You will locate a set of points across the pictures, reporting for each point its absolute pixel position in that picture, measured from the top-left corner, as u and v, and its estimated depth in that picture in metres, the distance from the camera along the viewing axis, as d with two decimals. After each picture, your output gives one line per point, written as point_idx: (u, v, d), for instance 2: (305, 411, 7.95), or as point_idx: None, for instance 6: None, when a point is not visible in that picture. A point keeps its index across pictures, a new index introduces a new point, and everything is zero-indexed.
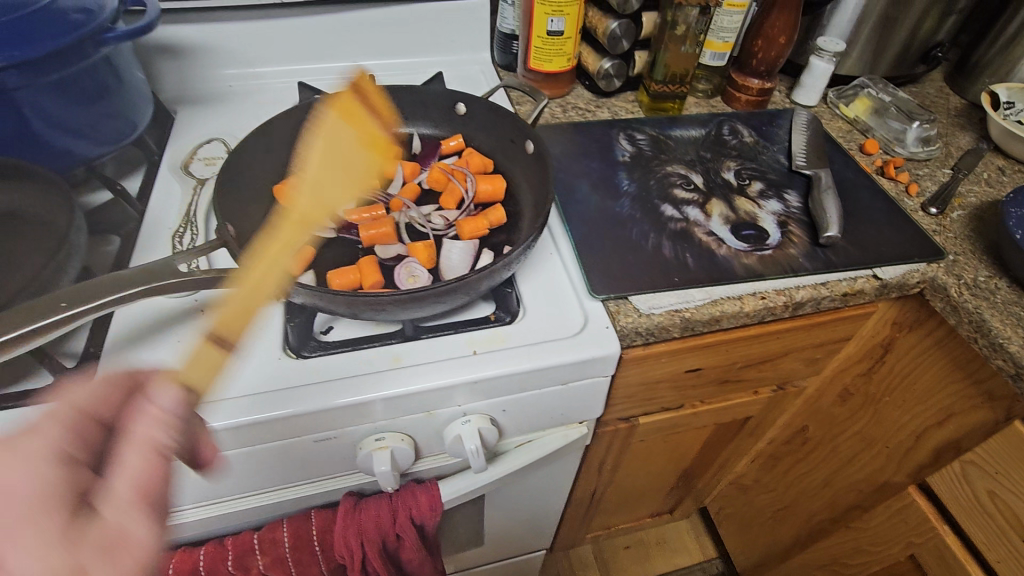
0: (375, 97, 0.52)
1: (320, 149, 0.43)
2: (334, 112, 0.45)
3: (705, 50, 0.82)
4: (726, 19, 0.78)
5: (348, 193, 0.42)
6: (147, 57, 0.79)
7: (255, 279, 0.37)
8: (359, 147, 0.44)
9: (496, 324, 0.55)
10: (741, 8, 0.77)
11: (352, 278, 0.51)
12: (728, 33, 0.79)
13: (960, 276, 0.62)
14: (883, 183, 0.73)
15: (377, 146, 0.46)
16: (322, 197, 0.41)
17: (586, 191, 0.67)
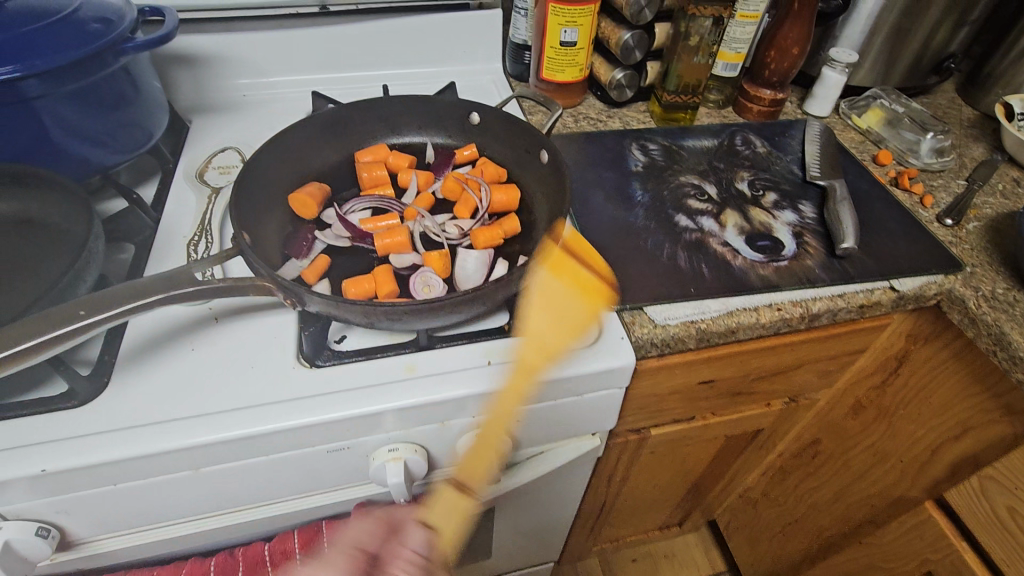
0: (586, 250, 0.61)
1: (540, 303, 0.56)
2: (547, 269, 0.57)
3: (717, 60, 0.82)
4: (738, 30, 0.78)
5: (558, 335, 0.53)
6: (161, 66, 0.79)
7: (494, 424, 0.54)
8: (574, 297, 0.56)
9: (511, 334, 0.54)
10: (754, 19, 0.77)
11: (368, 287, 0.51)
12: (741, 44, 0.80)
13: (979, 288, 0.61)
14: (897, 194, 0.73)
15: (591, 291, 0.57)
16: (548, 345, 0.53)
17: (599, 201, 0.67)
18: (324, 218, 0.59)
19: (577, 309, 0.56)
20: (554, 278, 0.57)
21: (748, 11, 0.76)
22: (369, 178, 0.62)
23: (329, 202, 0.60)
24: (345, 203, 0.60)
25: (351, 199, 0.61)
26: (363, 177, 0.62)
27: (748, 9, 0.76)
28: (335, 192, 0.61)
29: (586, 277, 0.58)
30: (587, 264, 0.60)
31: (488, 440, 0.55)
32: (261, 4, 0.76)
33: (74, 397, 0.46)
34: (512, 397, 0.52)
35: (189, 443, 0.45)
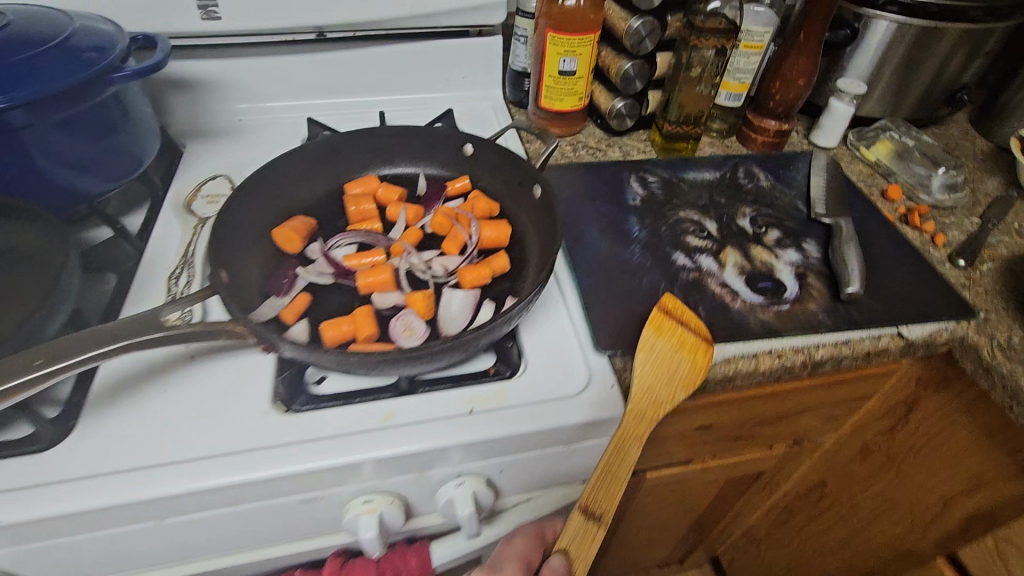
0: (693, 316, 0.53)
1: (644, 365, 0.50)
2: (650, 333, 0.52)
3: (720, 90, 0.80)
4: (742, 60, 0.76)
5: (673, 391, 0.50)
6: (157, 91, 0.79)
7: (617, 449, 0.49)
8: (677, 354, 0.51)
9: (495, 379, 0.53)
10: (758, 49, 0.75)
11: (345, 329, 0.49)
12: (745, 74, 0.78)
13: (993, 336, 0.58)
14: (907, 232, 0.70)
15: (695, 350, 0.51)
16: (663, 404, 0.49)
17: (594, 237, 0.65)
18: (307, 253, 0.57)
19: (687, 370, 0.50)
20: (656, 340, 0.51)
21: (752, 42, 0.74)
22: (357, 211, 0.60)
23: (315, 235, 0.59)
24: (330, 236, 0.59)
25: (337, 233, 0.59)
26: (351, 211, 0.61)
27: (751, 39, 0.74)
28: (320, 226, 0.60)
29: (685, 337, 0.51)
30: (683, 320, 0.52)
31: (618, 477, 0.49)
32: (257, 31, 0.76)
33: (39, 442, 0.45)
34: (631, 441, 0.49)
35: (153, 495, 0.43)
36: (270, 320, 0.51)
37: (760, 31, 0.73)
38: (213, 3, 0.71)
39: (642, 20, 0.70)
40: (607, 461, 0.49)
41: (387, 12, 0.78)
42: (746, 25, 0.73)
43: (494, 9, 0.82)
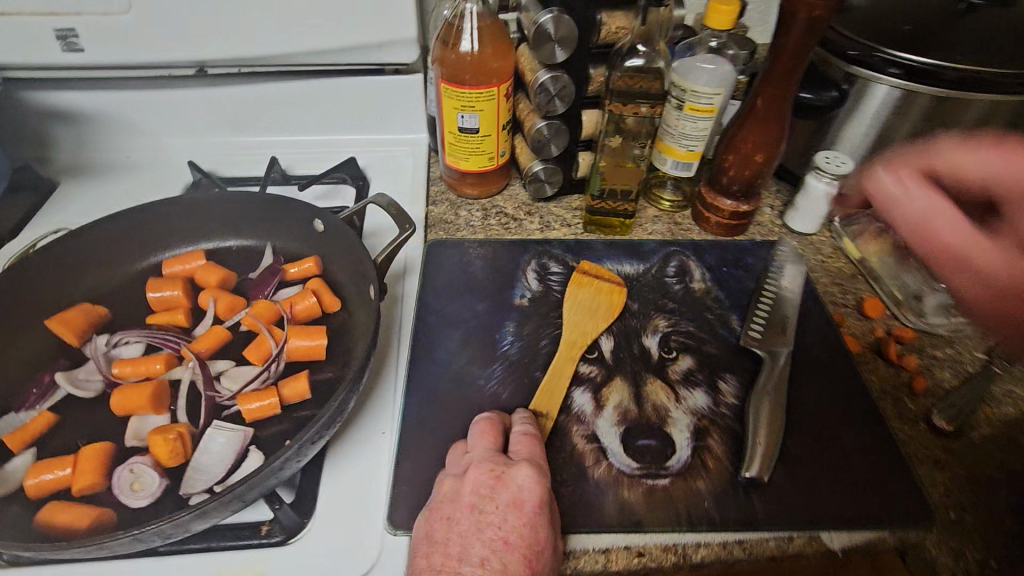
0: (607, 273, 0.58)
1: (569, 308, 0.54)
2: (571, 287, 0.56)
3: (665, 155, 0.63)
4: (689, 126, 0.59)
5: (597, 323, 0.53)
6: (38, 123, 0.73)
7: (556, 370, 0.50)
8: (598, 297, 0.55)
9: (259, 544, 0.41)
10: (708, 114, 0.58)
11: (59, 476, 0.39)
12: (694, 142, 0.60)
13: (961, 558, 0.41)
14: (876, 369, 0.53)
15: (613, 292, 0.55)
16: (590, 334, 0.52)
17: (451, 349, 0.52)
18: (83, 350, 0.48)
19: (607, 307, 0.55)
20: (578, 290, 0.56)
21: (699, 104, 0.57)
22: (159, 299, 0.51)
23: (104, 326, 0.50)
24: (119, 331, 0.49)
25: (128, 328, 0.50)
26: (151, 299, 0.51)
27: (697, 103, 0.57)
28: (118, 317, 0.51)
29: (602, 284, 0.56)
30: (598, 275, 0.57)
31: (559, 385, 0.49)
32: (129, 64, 0.67)
33: None
34: (566, 358, 0.51)
35: None
36: None
37: (708, 93, 0.56)
38: (73, 34, 0.63)
39: (551, 75, 0.55)
40: (548, 377, 0.49)
41: (275, 47, 0.67)
42: (690, 84, 0.57)
43: (406, 46, 0.70)
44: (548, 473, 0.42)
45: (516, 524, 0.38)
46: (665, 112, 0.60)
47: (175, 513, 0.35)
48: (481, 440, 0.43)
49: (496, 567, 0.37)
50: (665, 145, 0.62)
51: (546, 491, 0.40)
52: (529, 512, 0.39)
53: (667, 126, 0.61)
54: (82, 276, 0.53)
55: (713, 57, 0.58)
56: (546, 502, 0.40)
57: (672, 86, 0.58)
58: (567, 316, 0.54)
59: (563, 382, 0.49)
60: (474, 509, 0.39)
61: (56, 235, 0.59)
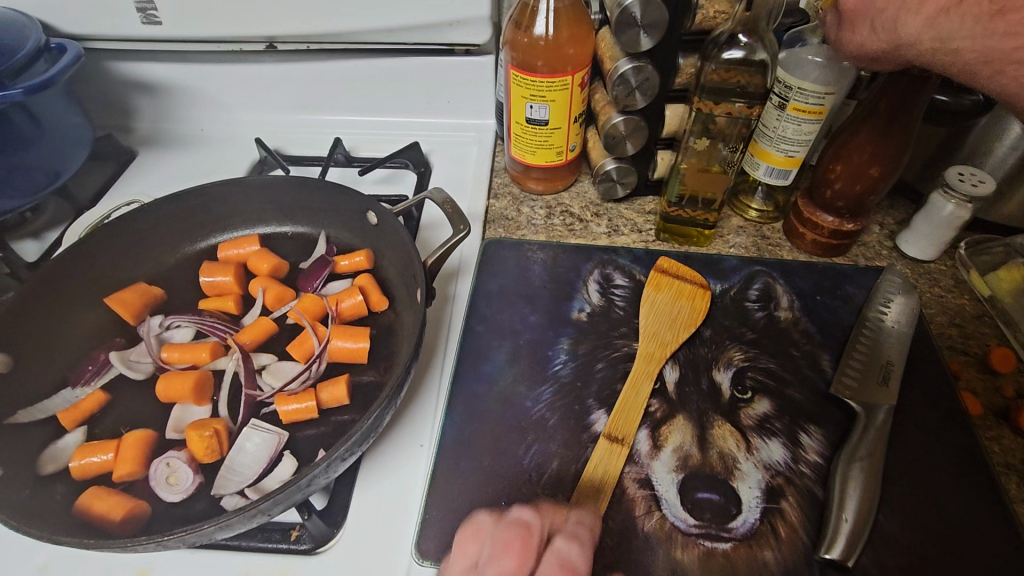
0: (690, 276, 0.53)
1: (647, 314, 0.50)
2: (648, 288, 0.52)
3: (759, 161, 0.55)
4: (790, 128, 0.51)
5: (676, 331, 0.49)
6: (122, 92, 0.75)
7: (632, 387, 0.46)
8: (678, 302, 0.51)
9: (287, 554, 0.40)
10: (815, 116, 0.49)
11: (103, 460, 0.39)
12: (794, 146, 0.52)
13: None
14: (1000, 438, 0.44)
15: (695, 296, 0.51)
16: (670, 344, 0.48)
17: (499, 363, 0.49)
18: (138, 330, 0.48)
19: (688, 313, 0.50)
20: (655, 294, 0.52)
21: (806, 104, 0.49)
22: (211, 284, 0.50)
23: (160, 308, 0.50)
24: (173, 314, 0.49)
25: (181, 312, 0.50)
26: (204, 283, 0.50)
27: (802, 103, 0.49)
28: (173, 298, 0.51)
29: (682, 286, 0.52)
30: (678, 274, 0.53)
31: (635, 405, 0.44)
32: (202, 37, 0.67)
33: None
34: (643, 373, 0.46)
35: None
36: (49, 419, 0.43)
37: (817, 92, 0.48)
38: (151, 6, 0.63)
39: (634, 66, 0.49)
40: (624, 395, 0.45)
41: (343, 25, 0.65)
42: (797, 81, 0.48)
43: (478, 26, 0.66)
44: None
45: None
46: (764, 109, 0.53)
47: (199, 524, 0.33)
48: (500, 558, 0.37)
49: None
50: (758, 148, 0.54)
51: None
52: None
53: (764, 127, 0.53)
54: (145, 253, 0.53)
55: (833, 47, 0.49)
56: None
57: (776, 80, 0.50)
58: (647, 320, 0.50)
59: (633, 417, 0.44)
60: None
61: (127, 208, 0.60)
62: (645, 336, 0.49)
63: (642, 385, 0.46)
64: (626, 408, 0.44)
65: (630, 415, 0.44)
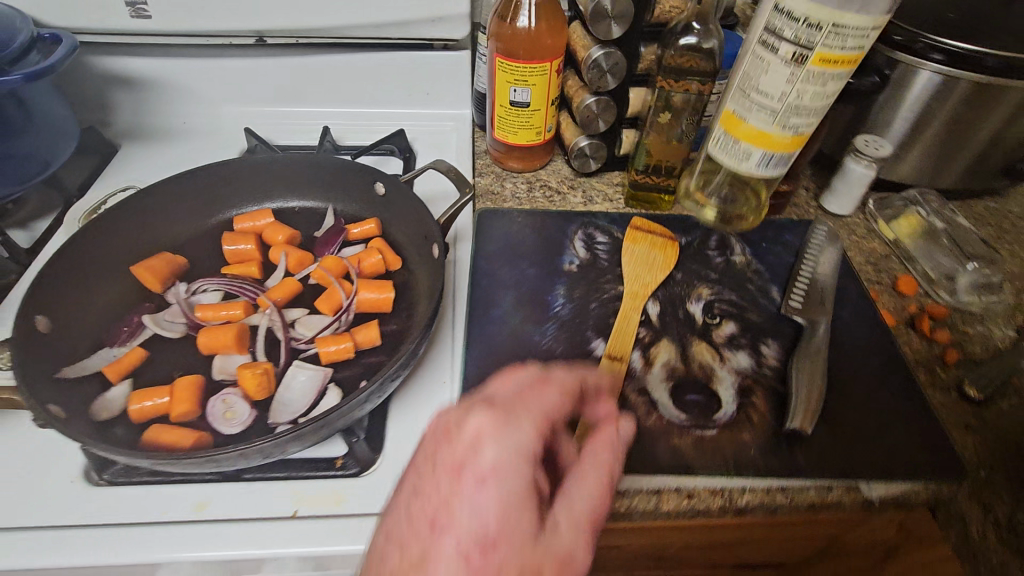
0: (660, 230, 0.62)
1: (627, 262, 0.59)
2: (626, 242, 0.60)
3: (758, 146, 0.55)
4: (810, 90, 0.50)
5: (654, 275, 0.58)
6: (102, 88, 0.76)
7: (623, 319, 0.53)
8: (653, 251, 0.59)
9: (337, 476, 0.45)
10: (845, 63, 0.48)
11: (160, 402, 0.42)
12: (805, 115, 0.52)
13: (990, 510, 0.43)
14: (910, 342, 0.56)
15: (667, 246, 0.60)
16: (650, 285, 0.57)
17: (506, 308, 0.55)
18: (166, 296, 0.51)
19: (663, 260, 0.59)
20: (632, 247, 0.60)
21: (834, 50, 0.47)
22: (234, 252, 0.54)
23: (183, 276, 0.53)
24: (197, 280, 0.52)
25: (205, 277, 0.53)
26: (227, 251, 0.54)
27: (840, 47, 0.47)
28: (194, 267, 0.54)
29: (655, 239, 0.61)
30: (650, 230, 0.62)
31: (627, 332, 0.52)
32: (190, 31, 0.70)
33: None
34: (631, 308, 0.54)
35: None
36: (91, 376, 0.45)
37: (857, 33, 0.46)
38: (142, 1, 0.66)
39: (605, 51, 0.58)
40: (617, 325, 0.53)
41: (332, 19, 0.70)
42: (828, 21, 0.46)
43: (456, 22, 0.73)
44: (521, 426, 0.29)
45: (450, 490, 0.28)
46: (771, 69, 0.50)
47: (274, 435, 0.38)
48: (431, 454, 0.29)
49: (471, 504, 0.27)
50: (756, 130, 0.54)
51: (504, 438, 0.29)
52: (469, 482, 0.28)
53: (765, 95, 0.52)
54: (160, 230, 0.56)
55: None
56: (507, 451, 0.28)
57: (795, 25, 0.48)
58: (629, 267, 0.58)
59: (628, 341, 0.51)
60: (425, 494, 0.28)
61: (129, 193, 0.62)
62: (629, 280, 0.57)
63: (631, 317, 0.54)
64: (621, 333, 0.52)
65: (623, 338, 0.51)
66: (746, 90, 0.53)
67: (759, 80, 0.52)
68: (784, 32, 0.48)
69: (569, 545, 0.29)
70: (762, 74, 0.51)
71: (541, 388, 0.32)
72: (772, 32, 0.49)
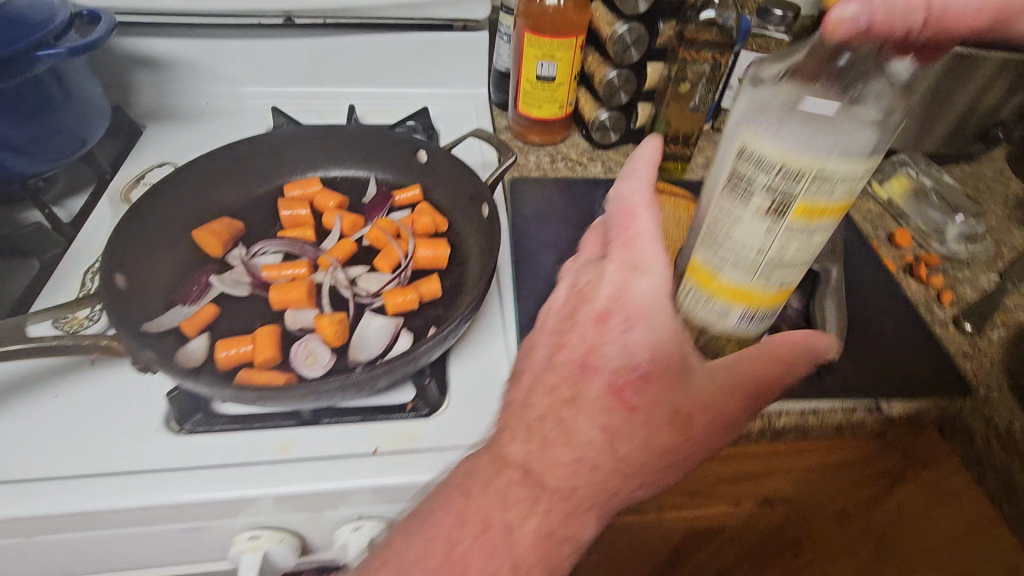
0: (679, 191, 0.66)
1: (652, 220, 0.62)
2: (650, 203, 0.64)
3: (731, 306, 0.38)
4: (796, 243, 0.34)
5: None
6: (124, 70, 0.77)
7: None
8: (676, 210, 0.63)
9: (410, 417, 0.48)
10: (833, 216, 0.33)
11: (244, 350, 0.45)
12: (791, 272, 0.35)
13: (992, 422, 0.51)
14: (909, 286, 0.62)
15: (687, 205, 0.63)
16: None
17: (549, 265, 0.59)
18: (228, 258, 0.53)
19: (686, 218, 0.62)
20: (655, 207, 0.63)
21: (822, 199, 0.32)
22: (290, 217, 0.56)
23: (240, 240, 0.55)
24: (256, 243, 0.55)
25: (262, 240, 0.55)
26: (283, 217, 0.56)
27: (828, 199, 0.32)
28: (250, 232, 0.56)
29: (677, 199, 0.64)
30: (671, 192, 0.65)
31: None
32: (217, 11, 0.71)
33: None
34: None
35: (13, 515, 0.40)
36: (169, 331, 0.47)
37: (849, 178, 0.31)
38: None
39: (628, 26, 0.62)
40: None
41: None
42: (811, 162, 0.31)
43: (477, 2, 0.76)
44: (644, 261, 0.38)
45: (598, 334, 0.37)
46: (739, 219, 0.34)
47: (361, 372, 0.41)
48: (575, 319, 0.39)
49: (624, 345, 0.36)
50: (731, 289, 0.37)
51: (631, 283, 0.37)
52: (614, 324, 0.37)
53: (736, 234, 0.35)
54: (212, 199, 0.57)
55: (812, 102, 0.35)
56: (639, 293, 0.37)
57: (765, 166, 0.32)
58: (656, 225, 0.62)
59: None
60: (579, 341, 0.38)
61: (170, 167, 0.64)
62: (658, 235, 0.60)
63: None
64: None
65: None
66: (712, 236, 0.36)
67: (726, 233, 0.35)
68: (749, 173, 0.33)
69: (703, 376, 0.36)
70: (727, 219, 0.35)
71: (649, 236, 0.39)
72: (729, 174, 0.34)
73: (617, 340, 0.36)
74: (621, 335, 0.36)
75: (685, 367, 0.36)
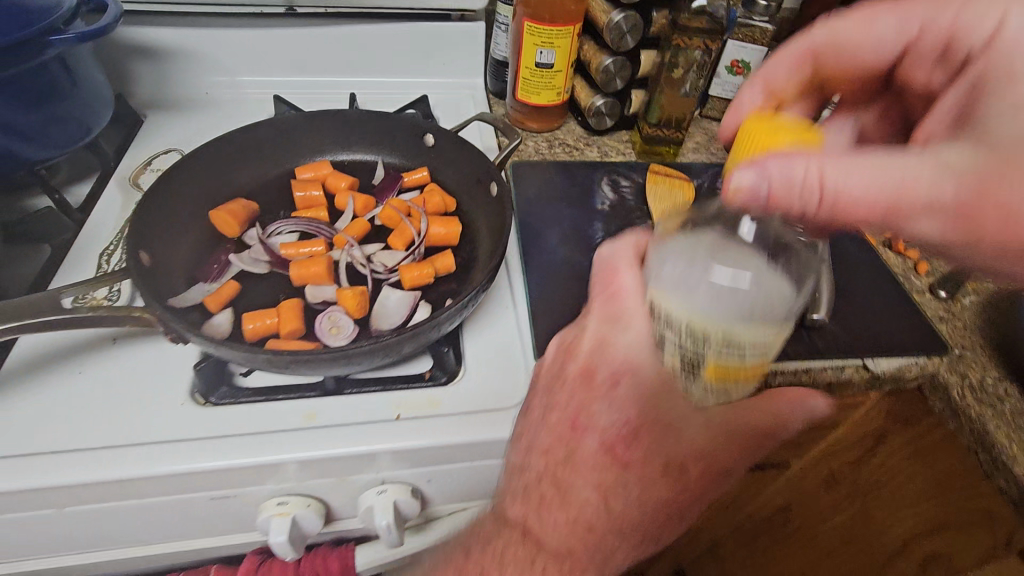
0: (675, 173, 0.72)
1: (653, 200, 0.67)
2: (649, 183, 0.69)
3: None
4: (711, 390, 0.38)
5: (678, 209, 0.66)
6: (122, 59, 0.77)
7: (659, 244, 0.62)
8: (674, 189, 0.69)
9: (429, 385, 0.50)
10: (740, 372, 0.37)
11: (270, 322, 0.46)
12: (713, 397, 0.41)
13: (966, 375, 0.54)
14: (888, 257, 0.67)
15: (683, 184, 0.69)
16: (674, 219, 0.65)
17: (554, 242, 0.62)
18: (244, 238, 0.54)
19: (683, 196, 0.68)
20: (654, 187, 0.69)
21: (722, 367, 0.36)
22: (303, 198, 0.58)
23: (255, 221, 0.56)
24: (271, 223, 0.56)
25: (277, 221, 0.57)
26: (297, 198, 0.58)
27: (729, 367, 0.35)
28: (264, 213, 0.57)
29: (673, 180, 0.70)
30: (668, 173, 0.71)
31: None
32: None
33: None
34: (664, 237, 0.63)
35: (47, 484, 0.41)
36: (194, 307, 0.48)
37: (749, 345, 0.35)
38: None
39: (624, 15, 0.65)
40: None
41: None
42: (707, 334, 0.34)
43: None
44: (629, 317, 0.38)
45: (586, 396, 0.37)
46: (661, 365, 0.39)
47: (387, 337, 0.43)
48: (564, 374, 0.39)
49: (613, 411, 0.36)
50: None
51: (617, 346, 0.37)
52: (602, 384, 0.37)
53: None
54: (224, 183, 0.59)
55: (722, 271, 0.37)
56: (624, 356, 0.37)
57: (673, 331, 0.36)
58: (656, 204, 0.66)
59: None
60: (568, 401, 0.38)
61: None
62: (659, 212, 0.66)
63: None
64: None
65: None
66: None
67: None
68: (666, 331, 0.37)
69: (695, 427, 0.36)
70: None
71: (631, 291, 0.39)
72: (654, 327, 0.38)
73: (603, 404, 0.37)
74: (606, 399, 0.37)
75: (675, 419, 0.36)
